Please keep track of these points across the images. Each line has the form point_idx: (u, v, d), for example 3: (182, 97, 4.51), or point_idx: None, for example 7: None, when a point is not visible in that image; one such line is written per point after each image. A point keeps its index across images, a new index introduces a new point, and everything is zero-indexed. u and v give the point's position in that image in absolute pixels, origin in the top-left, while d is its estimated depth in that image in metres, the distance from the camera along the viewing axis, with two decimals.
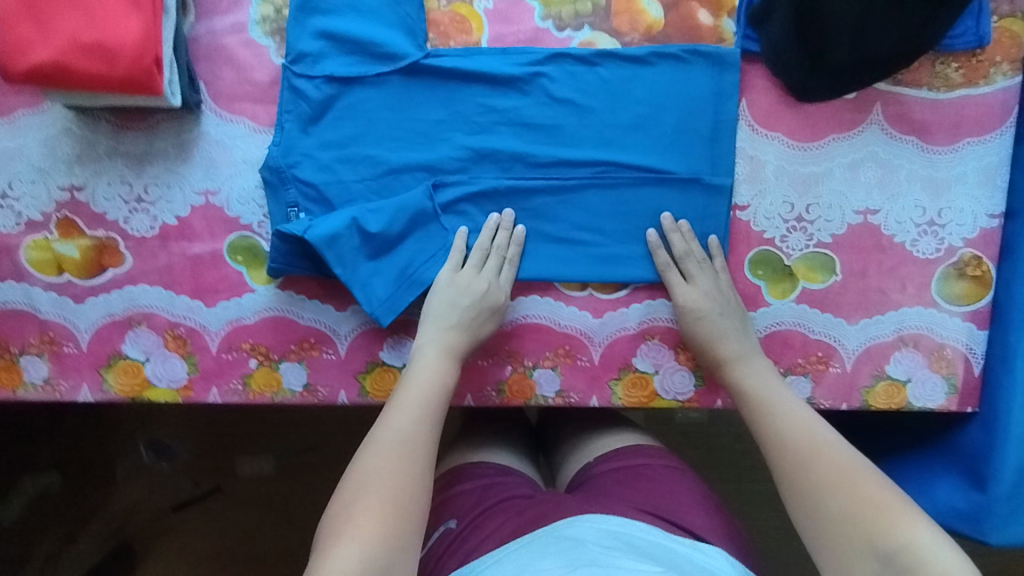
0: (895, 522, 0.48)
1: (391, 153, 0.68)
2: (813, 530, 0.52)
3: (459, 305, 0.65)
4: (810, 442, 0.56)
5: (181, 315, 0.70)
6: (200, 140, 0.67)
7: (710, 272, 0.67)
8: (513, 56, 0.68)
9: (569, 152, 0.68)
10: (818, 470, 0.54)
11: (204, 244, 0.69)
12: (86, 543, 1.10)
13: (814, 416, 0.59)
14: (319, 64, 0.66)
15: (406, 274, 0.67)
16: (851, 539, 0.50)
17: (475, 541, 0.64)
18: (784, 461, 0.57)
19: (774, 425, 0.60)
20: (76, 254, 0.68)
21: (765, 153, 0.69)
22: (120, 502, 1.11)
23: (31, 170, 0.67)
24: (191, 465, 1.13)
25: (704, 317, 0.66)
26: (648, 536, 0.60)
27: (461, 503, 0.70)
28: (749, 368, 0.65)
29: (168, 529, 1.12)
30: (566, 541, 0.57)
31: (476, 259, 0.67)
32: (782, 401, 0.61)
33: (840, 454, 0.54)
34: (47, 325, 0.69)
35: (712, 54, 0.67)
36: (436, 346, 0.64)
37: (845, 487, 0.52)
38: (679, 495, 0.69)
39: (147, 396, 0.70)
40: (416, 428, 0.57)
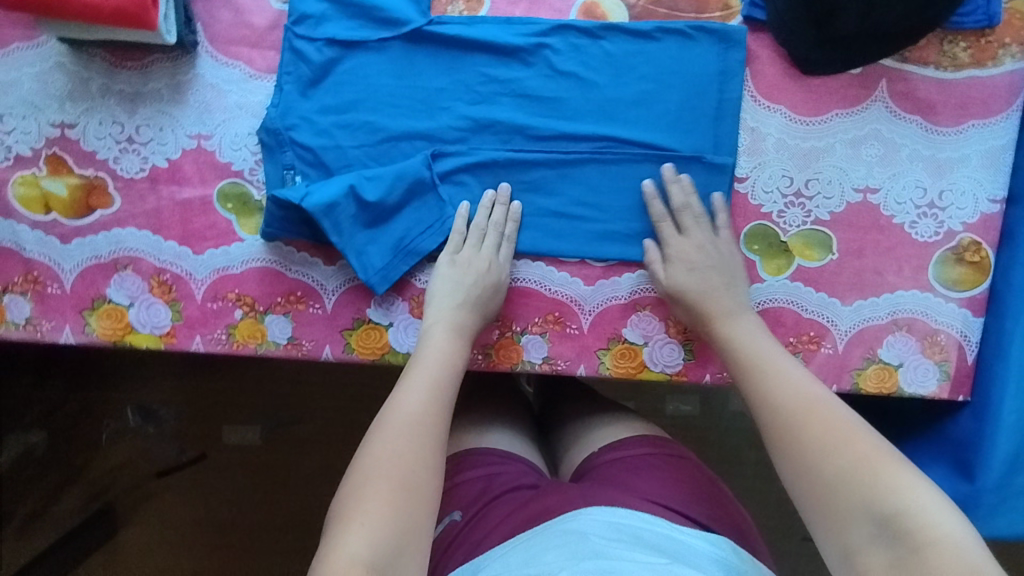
0: (891, 482, 0.47)
1: (390, 119, 0.67)
2: (807, 493, 0.51)
3: (462, 285, 0.64)
4: (806, 403, 0.54)
5: (167, 261, 0.69)
6: (194, 82, 0.66)
7: (705, 230, 0.66)
8: (517, 26, 0.66)
9: (570, 126, 0.67)
10: (813, 433, 0.52)
11: (193, 189, 0.68)
12: (70, 502, 1.11)
13: (808, 376, 0.57)
14: (322, 26, 0.66)
15: (401, 245, 0.67)
16: (848, 501, 0.48)
17: (480, 535, 0.64)
18: (777, 423, 0.54)
19: (768, 384, 0.57)
20: (63, 192, 0.67)
21: (767, 125, 0.68)
22: (102, 464, 1.12)
23: (22, 105, 0.66)
24: (178, 431, 1.12)
25: (696, 268, 0.64)
26: (656, 527, 0.59)
27: (464, 494, 0.69)
28: (738, 325, 0.63)
29: (150, 494, 1.12)
30: (568, 534, 0.56)
31: (474, 239, 0.66)
32: (776, 360, 0.59)
33: (836, 415, 0.53)
34: (32, 264, 0.69)
35: (718, 31, 0.66)
36: (445, 326, 0.63)
37: (839, 448, 0.50)
38: (681, 483, 0.68)
39: (129, 342, 0.69)
40: (426, 408, 0.56)
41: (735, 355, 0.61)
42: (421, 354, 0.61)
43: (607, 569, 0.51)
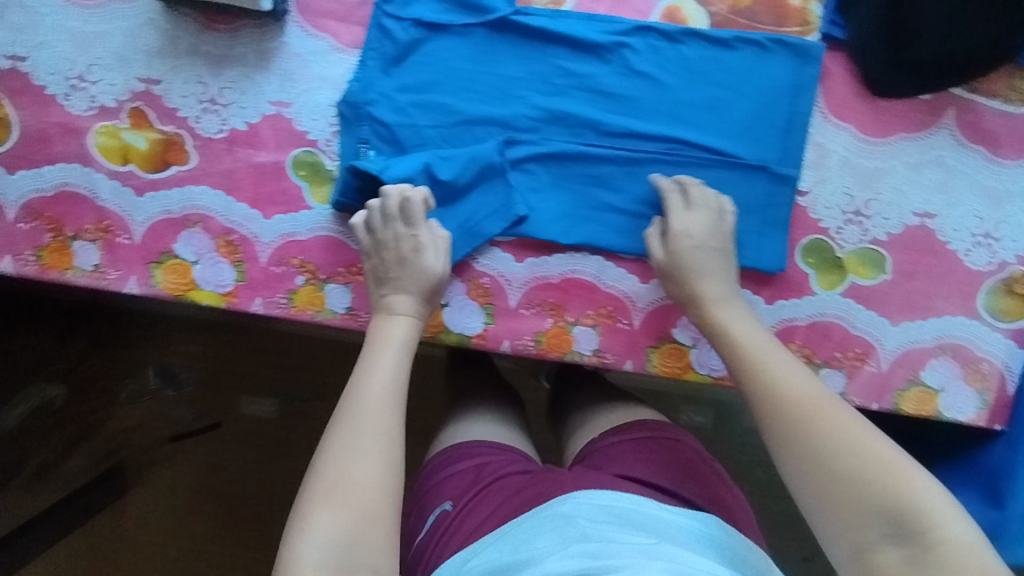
0: (901, 481, 0.48)
1: (466, 103, 0.68)
2: (811, 489, 0.51)
3: (388, 275, 0.66)
4: (810, 401, 0.55)
5: (236, 222, 0.70)
6: (280, 50, 0.68)
7: (693, 207, 0.66)
8: (599, 23, 0.67)
9: (641, 126, 0.68)
10: (822, 432, 0.52)
11: (268, 154, 0.69)
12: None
13: (806, 372, 0.58)
14: (410, 7, 0.67)
15: (467, 227, 0.69)
16: (861, 498, 0.49)
17: (477, 520, 0.65)
18: (782, 422, 0.55)
19: (768, 381, 0.57)
20: (143, 146, 0.69)
21: (833, 141, 0.68)
22: (120, 422, 1.12)
23: (111, 57, 0.68)
24: (196, 397, 1.16)
25: (697, 245, 0.65)
26: (643, 508, 0.61)
27: (456, 483, 0.70)
28: (732, 312, 0.64)
29: (163, 457, 1.15)
30: (558, 518, 0.58)
31: (376, 222, 0.67)
32: (775, 355, 0.59)
33: (840, 413, 0.53)
34: (104, 214, 0.70)
35: (796, 46, 0.67)
36: (396, 315, 0.65)
37: (847, 450, 0.51)
38: (672, 465, 0.69)
39: (191, 297, 0.71)
40: (379, 405, 0.57)
41: (731, 345, 0.61)
42: (375, 338, 0.63)
43: (592, 549, 0.53)
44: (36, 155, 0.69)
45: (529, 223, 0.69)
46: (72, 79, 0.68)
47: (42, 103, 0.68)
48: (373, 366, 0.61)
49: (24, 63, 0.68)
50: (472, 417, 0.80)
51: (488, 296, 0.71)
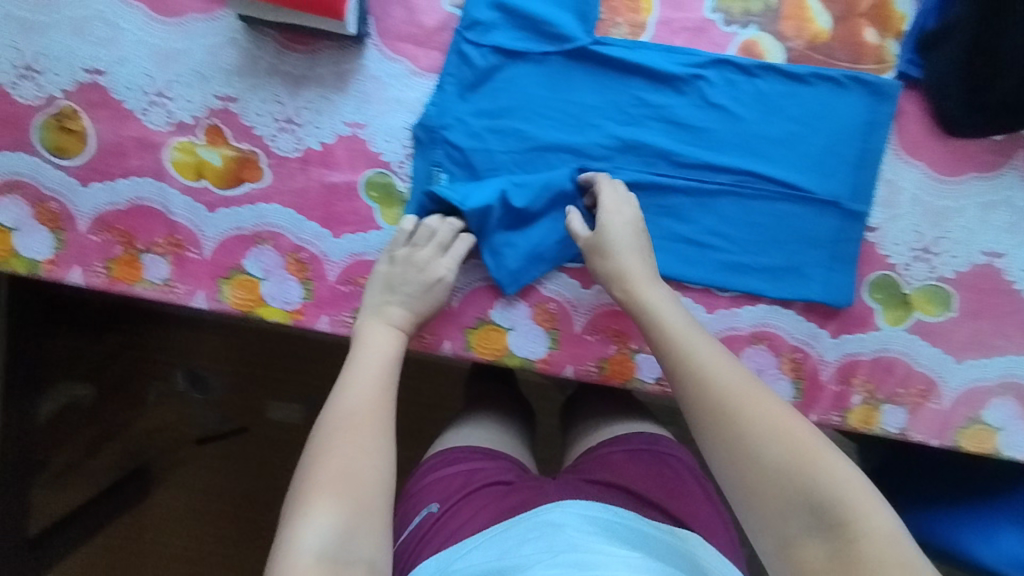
0: (825, 467, 0.49)
1: (541, 130, 0.68)
2: (742, 481, 0.51)
3: (401, 288, 0.66)
4: (735, 393, 0.54)
5: (306, 240, 0.71)
6: (358, 72, 0.69)
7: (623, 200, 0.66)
8: (677, 55, 0.68)
9: (714, 157, 0.68)
10: (749, 424, 0.52)
11: (341, 174, 0.70)
12: (106, 459, 1.13)
13: (734, 362, 0.57)
14: (489, 34, 0.68)
15: (536, 252, 0.69)
16: (785, 488, 0.49)
17: (461, 524, 0.64)
18: (709, 415, 0.54)
19: (695, 372, 0.57)
20: (218, 163, 0.70)
21: (905, 179, 0.69)
22: (145, 424, 1.15)
23: (190, 74, 0.69)
24: (224, 400, 1.15)
25: (614, 224, 0.64)
26: (629, 521, 0.61)
27: (445, 487, 0.69)
28: (663, 297, 0.62)
29: (187, 459, 1.15)
30: (546, 526, 0.59)
31: (422, 240, 0.67)
32: (698, 343, 0.58)
33: (767, 404, 0.53)
34: (176, 228, 0.71)
35: (872, 84, 0.67)
36: (383, 322, 0.65)
37: (772, 441, 0.51)
38: (664, 480, 0.69)
39: (258, 313, 0.71)
40: (368, 404, 0.59)
41: (658, 333, 0.61)
42: (359, 344, 0.64)
43: (582, 562, 0.53)
44: (111, 169, 0.70)
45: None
46: (151, 94, 0.69)
47: (120, 117, 0.69)
48: (358, 370, 0.61)
49: (104, 77, 0.68)
50: (470, 421, 0.79)
51: (553, 321, 0.72)
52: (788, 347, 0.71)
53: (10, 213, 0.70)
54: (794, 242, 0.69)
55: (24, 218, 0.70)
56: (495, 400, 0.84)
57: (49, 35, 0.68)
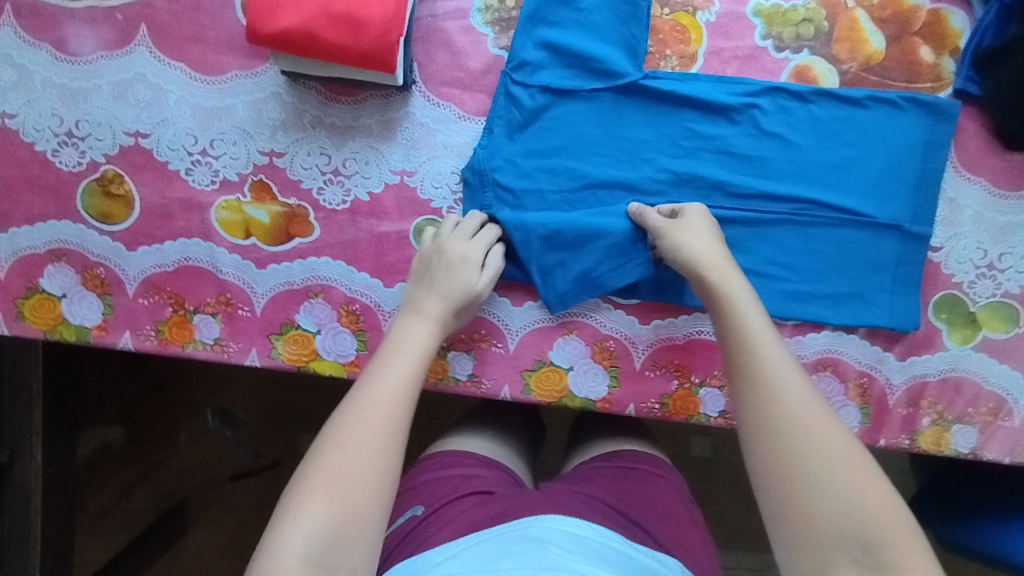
0: (883, 512, 0.44)
1: (592, 167, 0.67)
2: (789, 492, 0.46)
3: (433, 276, 0.62)
4: (804, 403, 0.49)
5: (358, 291, 0.68)
6: (405, 120, 0.68)
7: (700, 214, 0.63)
8: (729, 85, 0.67)
9: (771, 186, 0.67)
10: (812, 439, 0.47)
11: (391, 223, 0.68)
12: (140, 501, 1.08)
13: (802, 371, 0.52)
14: (538, 74, 0.67)
15: (586, 278, 0.66)
16: (840, 517, 0.44)
17: (437, 530, 0.58)
18: (773, 417, 0.49)
19: (765, 367, 0.51)
20: (265, 219, 0.68)
21: (965, 196, 0.68)
22: (180, 463, 1.08)
23: (234, 131, 0.68)
24: (256, 434, 1.08)
25: (701, 222, 0.62)
26: (612, 543, 0.55)
27: (435, 490, 0.64)
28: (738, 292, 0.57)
29: (220, 497, 1.08)
30: (529, 541, 0.52)
31: (449, 227, 0.65)
32: (767, 341, 0.53)
33: (833, 426, 0.48)
34: (225, 287, 0.69)
35: (930, 104, 0.66)
36: (416, 314, 0.60)
37: (837, 467, 0.46)
38: (655, 501, 0.64)
39: (313, 368, 0.69)
40: (387, 401, 0.53)
41: (729, 322, 0.55)
42: (393, 335, 0.59)
43: None
44: (157, 231, 0.68)
45: (655, 288, 0.68)
46: (195, 154, 0.68)
47: (164, 178, 0.68)
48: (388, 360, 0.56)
49: (146, 140, 0.68)
50: (466, 429, 0.73)
51: (612, 358, 0.69)
52: (853, 373, 0.68)
53: (57, 281, 0.68)
54: (856, 267, 0.67)
55: (71, 285, 0.68)
56: (499, 409, 0.78)
57: (90, 100, 0.68)
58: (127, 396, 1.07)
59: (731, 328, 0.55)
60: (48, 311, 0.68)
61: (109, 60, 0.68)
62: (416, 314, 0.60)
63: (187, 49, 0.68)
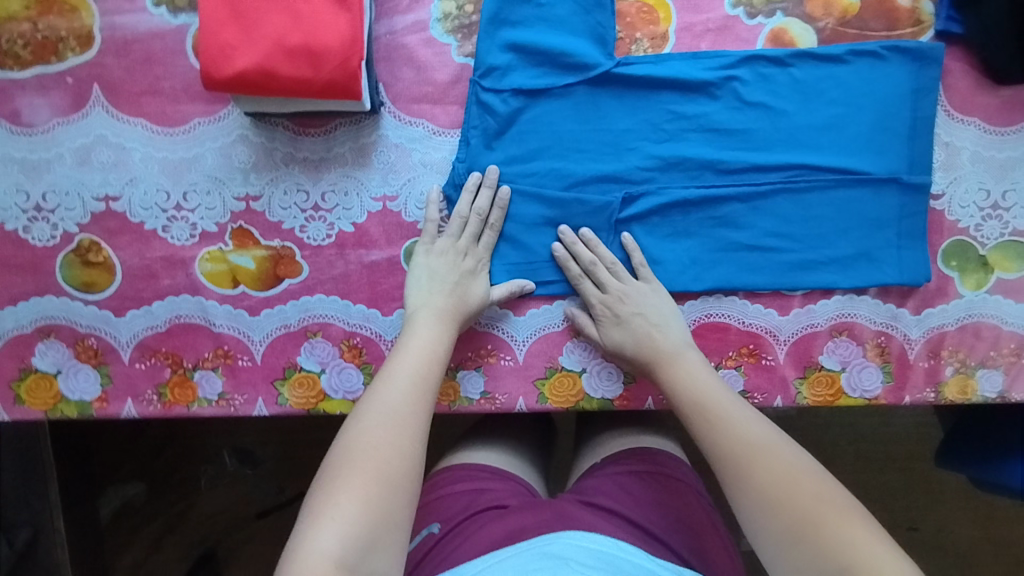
0: (852, 536, 0.44)
1: (577, 164, 0.65)
2: (761, 535, 0.48)
3: (444, 278, 0.62)
4: (748, 447, 0.51)
5: (357, 324, 0.67)
6: (379, 143, 0.66)
7: (626, 279, 0.64)
8: (704, 60, 0.65)
9: (761, 157, 0.65)
10: (761, 481, 0.49)
11: (380, 251, 0.66)
12: (172, 551, 1.03)
13: (752, 415, 0.55)
14: (508, 77, 0.64)
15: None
16: (805, 550, 0.45)
17: (454, 549, 0.58)
18: (728, 462, 0.52)
19: (712, 425, 0.54)
20: (251, 265, 0.66)
21: (961, 138, 0.66)
22: (202, 510, 1.03)
23: (206, 180, 0.66)
24: (278, 471, 1.03)
25: (617, 323, 0.63)
26: (634, 557, 0.53)
27: (450, 507, 0.63)
28: (681, 363, 0.60)
29: (251, 537, 1.03)
30: (548, 559, 0.50)
31: (454, 228, 0.64)
32: (714, 396, 0.57)
33: (785, 461, 0.50)
34: (221, 339, 0.67)
35: (913, 50, 0.64)
36: (431, 313, 0.60)
37: (786, 500, 0.47)
38: (668, 510, 0.62)
39: (323, 409, 0.67)
40: (409, 399, 0.53)
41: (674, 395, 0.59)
42: (415, 330, 0.59)
43: None
44: (143, 293, 0.66)
45: (658, 273, 0.66)
46: (169, 210, 0.66)
47: (142, 239, 0.66)
48: (399, 361, 0.56)
49: (117, 203, 0.66)
50: (475, 446, 0.71)
51: None
52: (869, 334, 0.67)
53: (49, 358, 0.67)
54: (858, 227, 0.65)
55: (65, 360, 0.67)
56: (501, 421, 0.76)
57: (54, 170, 0.66)
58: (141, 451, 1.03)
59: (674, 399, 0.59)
60: (45, 389, 0.67)
61: (66, 126, 0.65)
62: (433, 312, 0.60)
63: (145, 103, 0.65)
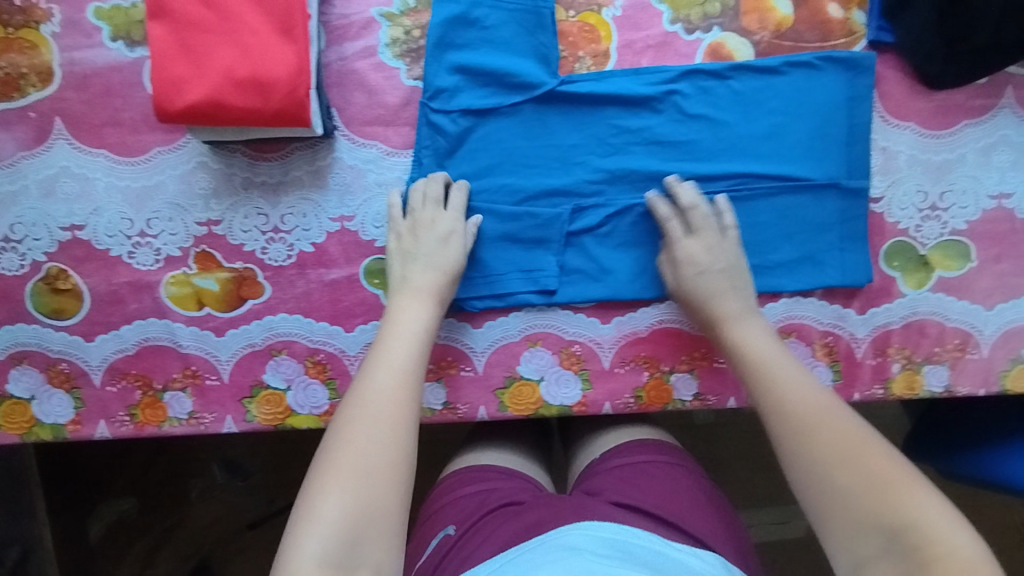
0: (906, 501, 0.45)
1: (528, 180, 0.67)
2: (815, 495, 0.49)
3: (421, 253, 0.64)
4: (809, 410, 0.53)
5: (320, 341, 0.69)
6: (334, 166, 0.68)
7: (715, 232, 0.65)
8: (646, 75, 0.67)
9: (704, 167, 0.67)
10: (817, 441, 0.51)
11: (340, 270, 0.69)
12: (165, 564, 1.03)
13: (814, 381, 0.56)
14: (456, 98, 0.66)
15: (531, 273, 0.67)
16: (856, 510, 0.47)
17: (474, 547, 0.58)
18: (788, 426, 0.53)
19: (773, 389, 0.56)
20: (215, 287, 0.68)
21: (897, 143, 0.68)
22: (195, 522, 1.04)
23: (168, 207, 0.68)
24: (266, 482, 1.06)
25: (703, 272, 0.64)
26: (649, 543, 0.54)
27: (463, 508, 0.65)
28: (747, 327, 0.62)
29: (244, 546, 1.06)
30: (563, 550, 0.52)
31: (416, 203, 0.65)
32: (779, 363, 0.58)
33: (843, 424, 0.51)
34: (189, 360, 0.69)
35: (846, 59, 0.66)
36: (413, 292, 0.62)
37: (847, 461, 0.49)
38: (677, 496, 0.63)
39: (291, 424, 0.69)
40: (395, 386, 0.54)
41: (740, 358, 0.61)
42: (394, 315, 0.61)
43: None
44: (112, 318, 0.68)
45: (609, 282, 0.68)
46: (134, 236, 0.68)
47: (108, 265, 0.68)
48: (389, 347, 0.57)
49: (82, 231, 0.68)
50: (477, 452, 0.73)
51: (581, 362, 0.69)
52: (817, 335, 0.69)
53: (22, 384, 0.69)
54: (800, 233, 0.68)
55: (38, 385, 0.69)
56: (497, 428, 0.77)
57: (20, 203, 0.68)
58: (130, 467, 1.03)
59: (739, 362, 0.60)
60: (20, 415, 0.69)
61: (31, 159, 0.67)
62: (411, 292, 0.62)
63: (106, 134, 0.67)
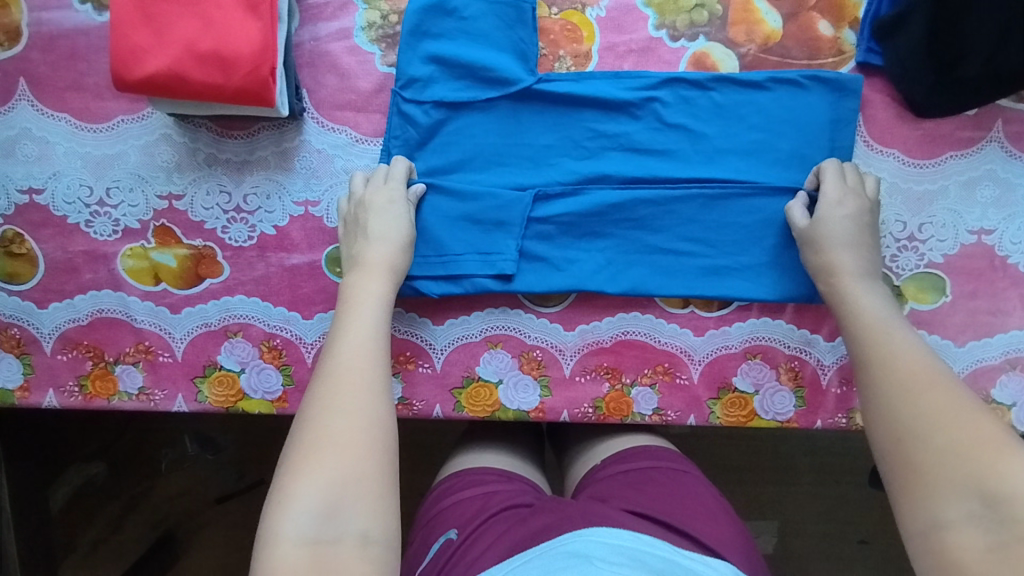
0: (1011, 467, 0.41)
1: (498, 177, 0.66)
2: (905, 457, 0.46)
3: (371, 228, 0.62)
4: (925, 376, 0.50)
5: (277, 326, 0.67)
6: (301, 149, 0.66)
7: (864, 190, 0.62)
8: (626, 80, 0.66)
9: (678, 176, 0.65)
10: (917, 406, 0.48)
11: (301, 255, 0.67)
12: (132, 530, 1.00)
13: (936, 358, 0.53)
14: (429, 89, 0.65)
15: (488, 256, 0.65)
16: (952, 471, 0.43)
17: (477, 556, 0.52)
18: (894, 391, 0.50)
19: (881, 357, 0.53)
20: (173, 263, 0.67)
21: (878, 170, 0.66)
22: (164, 492, 1.01)
23: (129, 178, 0.67)
24: (239, 458, 1.01)
25: (849, 217, 0.61)
26: (659, 550, 0.49)
27: (463, 512, 0.59)
28: (867, 287, 0.59)
29: (209, 522, 1.01)
30: (570, 557, 0.46)
31: (361, 186, 0.64)
32: (901, 334, 0.55)
33: (954, 396, 0.47)
34: (143, 335, 0.67)
35: (833, 80, 0.64)
36: (366, 268, 0.60)
37: (952, 424, 0.45)
38: (688, 502, 0.57)
39: (242, 408, 0.67)
40: (356, 355, 0.53)
41: (852, 320, 0.58)
42: (348, 294, 0.59)
43: None
44: (66, 286, 0.67)
45: (571, 272, 0.65)
46: (92, 205, 0.67)
47: (65, 233, 0.67)
48: (349, 320, 0.56)
49: (40, 196, 0.67)
50: (468, 454, 0.68)
51: (541, 368, 0.67)
52: (783, 358, 0.66)
53: None
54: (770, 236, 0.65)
55: None
56: (487, 428, 0.73)
57: None
58: (104, 431, 0.99)
59: (853, 327, 0.57)
60: None
61: None
62: (366, 268, 0.60)
63: (69, 98, 0.66)
